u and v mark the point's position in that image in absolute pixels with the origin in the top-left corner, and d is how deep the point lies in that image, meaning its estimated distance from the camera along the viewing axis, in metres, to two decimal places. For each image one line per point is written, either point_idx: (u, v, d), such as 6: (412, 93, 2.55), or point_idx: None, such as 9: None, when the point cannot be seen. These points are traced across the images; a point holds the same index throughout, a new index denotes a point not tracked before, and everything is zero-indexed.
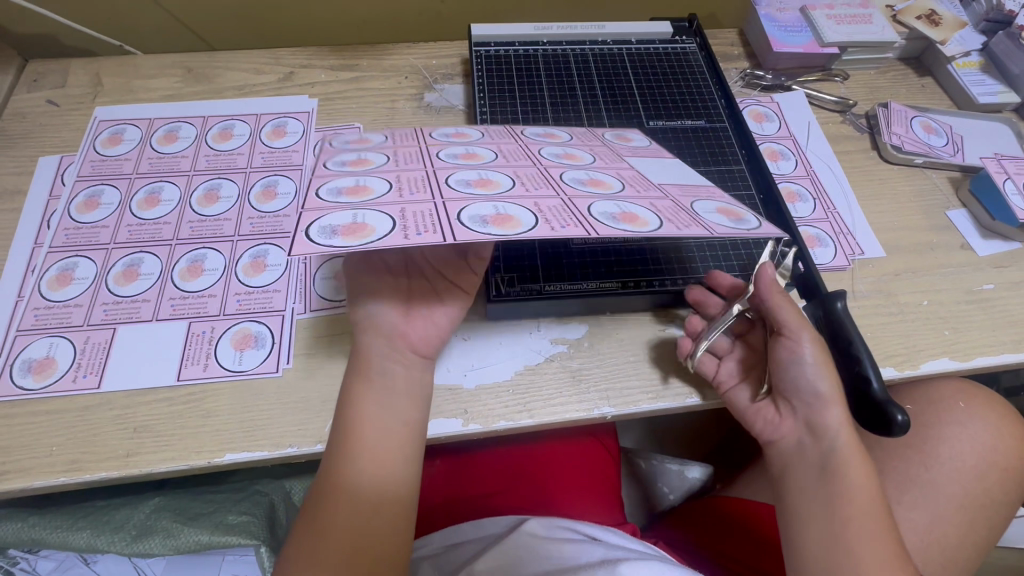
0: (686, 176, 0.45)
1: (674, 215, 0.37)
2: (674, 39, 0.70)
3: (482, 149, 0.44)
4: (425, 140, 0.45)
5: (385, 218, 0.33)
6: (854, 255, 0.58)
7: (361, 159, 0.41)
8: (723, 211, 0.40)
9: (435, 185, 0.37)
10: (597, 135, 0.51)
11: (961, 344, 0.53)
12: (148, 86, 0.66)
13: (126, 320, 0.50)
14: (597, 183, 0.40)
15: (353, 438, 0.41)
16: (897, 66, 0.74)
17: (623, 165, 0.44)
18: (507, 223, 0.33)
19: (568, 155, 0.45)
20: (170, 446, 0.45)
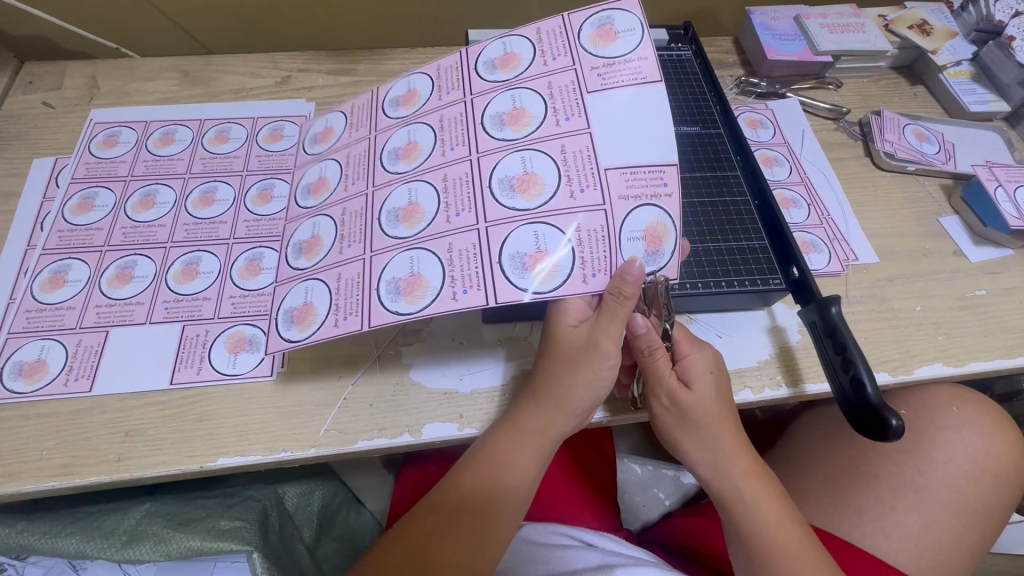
0: (644, 145, 0.43)
1: (595, 250, 0.41)
2: (670, 45, 0.70)
3: (422, 132, 0.47)
4: (377, 125, 0.49)
5: (325, 290, 0.43)
6: (848, 260, 0.58)
7: (320, 180, 0.49)
8: (649, 237, 0.42)
9: (370, 222, 0.44)
10: (566, 40, 0.46)
11: (954, 349, 0.53)
12: (144, 88, 0.66)
13: (118, 322, 0.50)
14: (531, 187, 0.42)
15: (505, 471, 0.42)
16: (890, 75, 0.75)
17: (577, 127, 0.43)
18: (412, 286, 0.41)
19: (517, 114, 0.45)
20: (162, 450, 0.44)
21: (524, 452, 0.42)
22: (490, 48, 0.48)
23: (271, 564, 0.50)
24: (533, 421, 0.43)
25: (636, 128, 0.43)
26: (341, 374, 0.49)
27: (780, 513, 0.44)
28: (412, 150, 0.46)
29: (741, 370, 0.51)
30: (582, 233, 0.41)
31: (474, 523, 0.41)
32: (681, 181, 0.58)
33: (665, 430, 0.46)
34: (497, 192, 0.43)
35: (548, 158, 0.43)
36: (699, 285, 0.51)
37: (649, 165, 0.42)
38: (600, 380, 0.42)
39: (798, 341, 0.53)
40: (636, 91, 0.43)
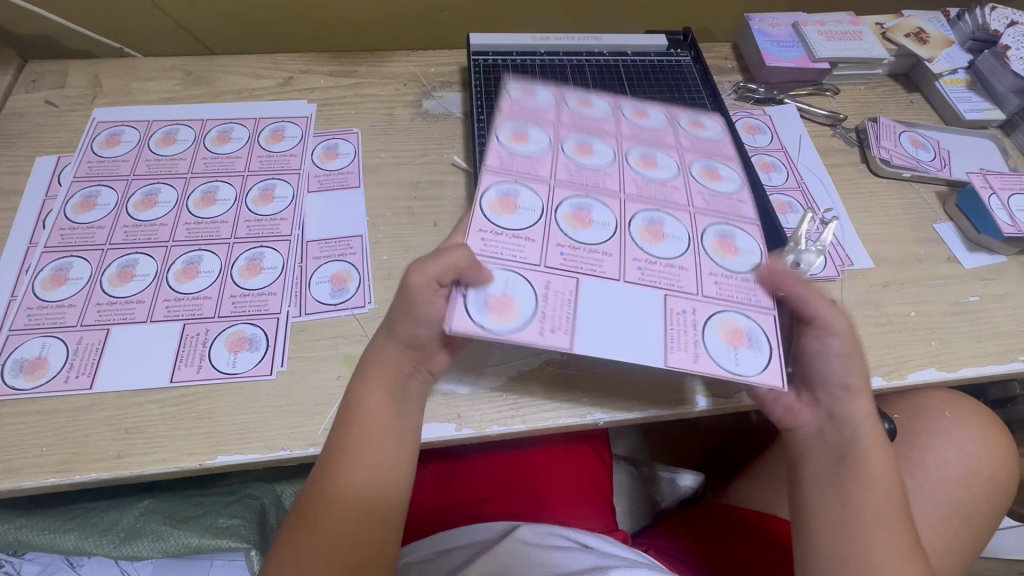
0: (613, 322, 0.39)
1: (508, 249, 0.40)
2: (670, 52, 0.71)
3: (669, 165, 0.48)
4: (731, 177, 0.48)
5: (541, 135, 0.47)
6: (843, 266, 0.59)
7: (659, 139, 0.50)
8: (498, 304, 0.38)
9: (581, 125, 0.49)
10: (739, 279, 0.42)
11: (947, 354, 0.54)
12: (148, 88, 0.66)
13: (119, 320, 0.50)
14: (575, 222, 0.43)
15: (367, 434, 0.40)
16: (886, 83, 0.76)
17: (609, 270, 0.41)
18: (519, 140, 0.46)
19: (653, 228, 0.44)
20: (161, 447, 0.45)
21: (368, 402, 0.41)
22: (743, 223, 0.45)
23: (268, 562, 0.51)
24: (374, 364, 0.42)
25: (603, 315, 0.39)
26: (340, 373, 0.49)
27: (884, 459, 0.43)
28: (649, 162, 0.48)
29: None
30: (518, 239, 0.41)
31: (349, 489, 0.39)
32: None
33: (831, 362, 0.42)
34: (575, 194, 0.44)
35: (576, 224, 0.42)
36: None
37: (571, 316, 0.39)
38: (416, 314, 0.40)
39: None
40: (658, 321, 0.39)
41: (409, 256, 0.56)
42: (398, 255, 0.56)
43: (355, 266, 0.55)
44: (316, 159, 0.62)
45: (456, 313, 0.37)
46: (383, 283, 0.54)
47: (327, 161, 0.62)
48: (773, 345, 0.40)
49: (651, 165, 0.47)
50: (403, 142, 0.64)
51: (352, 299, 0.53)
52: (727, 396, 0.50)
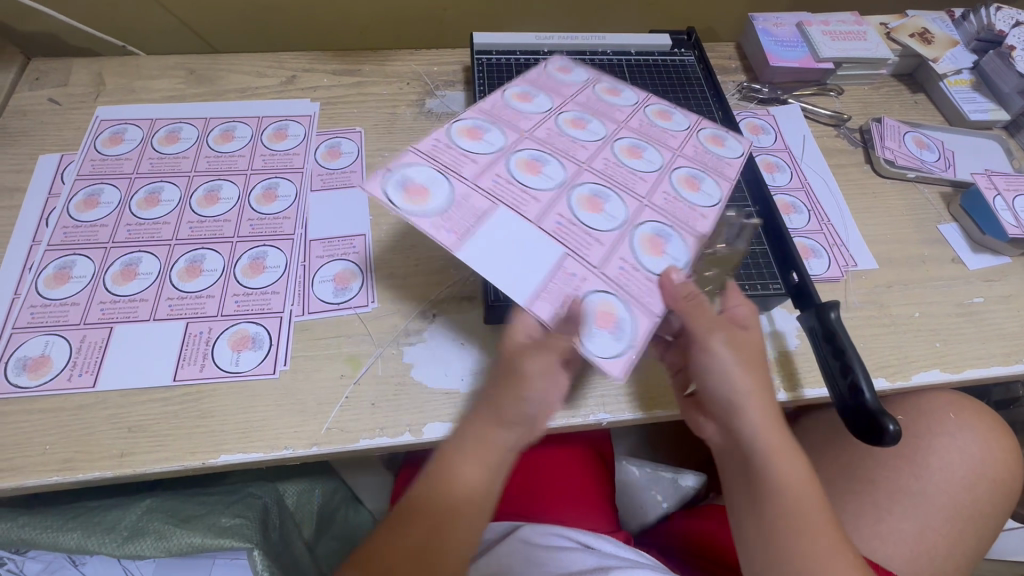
0: (507, 243, 0.41)
1: (453, 159, 0.44)
2: (673, 51, 0.71)
3: (650, 161, 0.49)
4: (697, 184, 0.48)
5: (549, 103, 0.51)
6: (847, 266, 0.59)
7: (658, 137, 0.51)
8: (415, 189, 0.41)
9: (592, 107, 0.52)
10: (646, 276, 0.41)
11: (951, 355, 0.54)
12: (151, 86, 0.66)
13: (123, 319, 0.50)
14: (525, 169, 0.45)
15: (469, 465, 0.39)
16: (891, 83, 0.76)
17: (532, 213, 0.43)
18: (522, 100, 0.51)
19: (593, 199, 0.45)
20: (164, 446, 0.44)
21: (466, 476, 0.39)
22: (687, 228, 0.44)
23: (271, 562, 0.51)
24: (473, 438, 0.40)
25: (496, 241, 0.41)
26: (342, 373, 0.49)
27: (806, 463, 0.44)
28: (635, 153, 0.49)
29: None
30: (467, 157, 0.44)
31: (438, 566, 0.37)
32: None
33: (711, 368, 0.43)
34: (549, 153, 0.47)
35: (523, 168, 0.45)
36: None
37: (470, 226, 0.40)
38: (534, 390, 0.39)
39: (796, 346, 0.53)
40: (547, 266, 0.40)
41: (412, 255, 0.56)
42: (401, 254, 0.56)
43: (358, 265, 0.55)
44: (319, 158, 0.62)
45: (373, 176, 0.41)
46: (386, 283, 0.54)
47: (330, 160, 0.62)
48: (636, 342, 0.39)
49: (634, 152, 0.49)
50: (406, 141, 0.64)
51: (355, 298, 0.53)
52: None
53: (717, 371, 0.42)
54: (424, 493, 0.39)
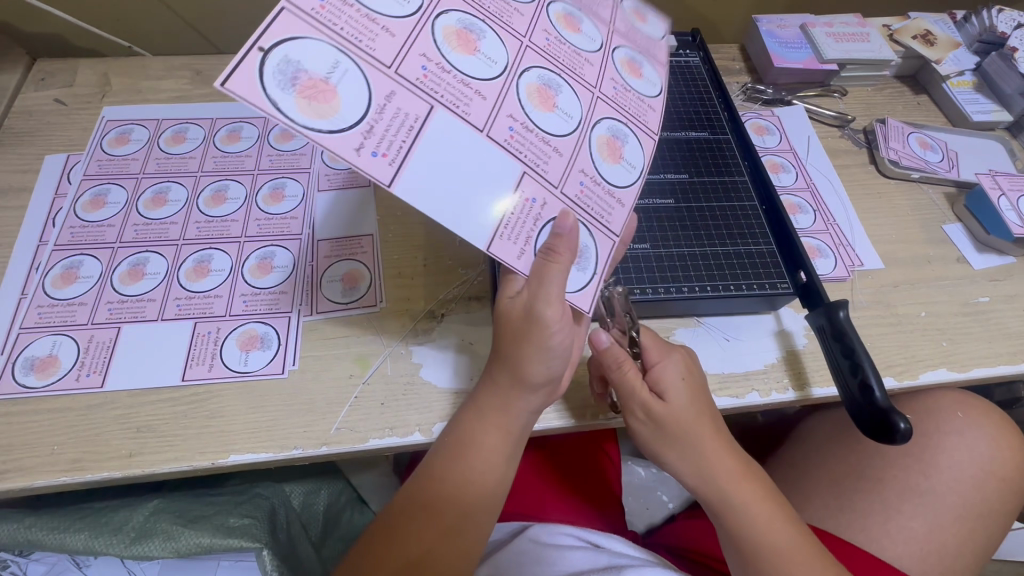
0: (460, 163, 0.34)
1: (356, 29, 0.32)
2: (679, 52, 0.71)
3: (586, 42, 0.43)
4: (642, 90, 0.45)
5: None
6: (854, 266, 0.59)
7: (591, 22, 0.45)
8: (312, 88, 0.29)
9: None
10: (607, 190, 0.40)
11: (959, 354, 0.54)
12: (157, 87, 0.66)
13: (131, 318, 0.50)
14: (456, 44, 0.36)
15: (481, 434, 0.42)
16: (894, 84, 0.76)
17: (479, 112, 0.35)
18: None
19: (544, 91, 0.39)
20: (174, 446, 0.44)
21: (488, 431, 0.42)
22: (645, 133, 0.43)
23: (280, 563, 0.51)
24: (491, 399, 0.42)
25: (441, 160, 0.33)
26: (352, 372, 0.49)
27: (771, 514, 0.44)
28: (569, 26, 0.43)
29: (749, 373, 0.51)
30: (374, 24, 0.33)
31: (475, 505, 0.42)
32: (689, 186, 0.58)
33: (646, 444, 0.47)
34: (472, 18, 0.37)
35: (455, 44, 0.36)
36: (706, 288, 0.52)
37: (406, 145, 0.32)
38: (550, 350, 0.40)
39: (804, 345, 0.53)
40: (503, 200, 0.35)
41: (420, 255, 0.56)
42: (409, 253, 0.56)
43: (366, 265, 0.55)
44: (326, 158, 0.62)
45: (235, 65, 0.28)
46: (394, 283, 0.54)
47: (336, 160, 0.61)
48: (603, 271, 0.40)
49: (563, 27, 0.42)
50: None
51: (363, 298, 0.53)
52: (739, 397, 0.50)
53: (650, 451, 0.47)
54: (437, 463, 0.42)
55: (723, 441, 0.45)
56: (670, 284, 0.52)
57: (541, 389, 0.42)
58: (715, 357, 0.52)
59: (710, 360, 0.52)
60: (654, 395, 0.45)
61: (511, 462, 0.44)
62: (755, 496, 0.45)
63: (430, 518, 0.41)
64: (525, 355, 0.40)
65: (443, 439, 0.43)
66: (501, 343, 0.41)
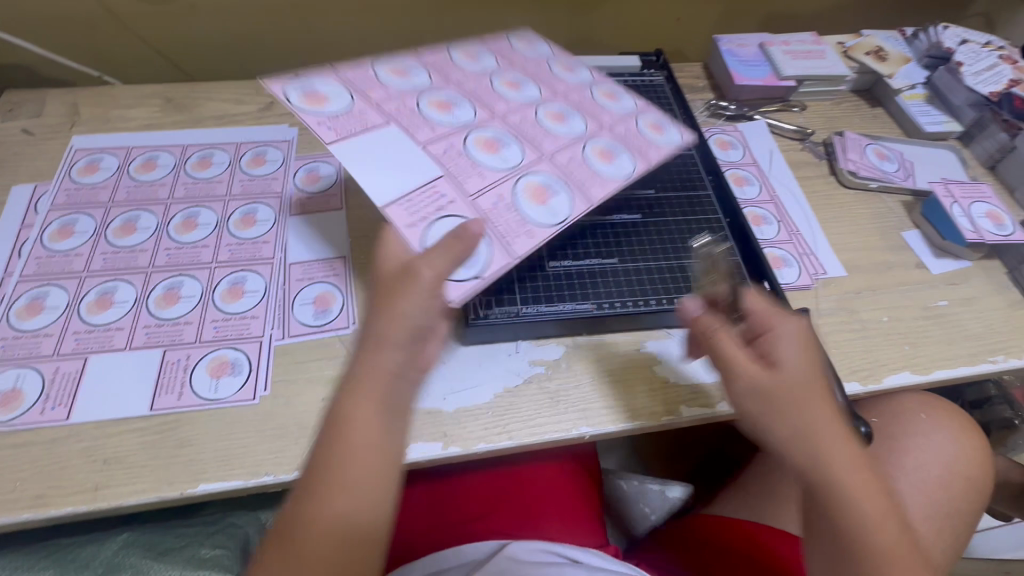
0: (398, 164, 0.47)
1: (362, 82, 0.51)
2: (643, 72, 0.73)
3: (574, 131, 0.55)
4: (600, 161, 0.52)
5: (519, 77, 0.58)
6: (818, 274, 0.61)
7: (587, 116, 0.56)
8: (312, 98, 0.47)
9: (541, 79, 0.59)
10: (520, 221, 0.47)
11: (920, 357, 0.55)
12: (127, 115, 0.66)
13: (98, 348, 0.49)
14: (435, 107, 0.52)
15: (349, 418, 0.35)
16: (851, 98, 0.79)
17: (427, 143, 0.49)
18: (469, 58, 0.58)
19: (491, 142, 0.51)
20: (141, 478, 0.44)
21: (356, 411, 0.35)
22: (579, 191, 0.49)
23: None
24: (355, 374, 0.36)
25: (377, 151, 0.47)
26: (325, 396, 0.49)
27: (883, 506, 0.39)
28: (559, 118, 0.55)
29: (719, 384, 0.52)
30: (388, 88, 0.51)
31: (353, 505, 0.35)
32: (656, 201, 0.60)
33: (745, 419, 0.42)
34: (474, 103, 0.54)
35: (442, 108, 0.52)
36: (674, 301, 0.53)
37: (356, 130, 0.47)
38: (413, 308, 0.37)
39: None
40: (413, 182, 0.46)
41: None
42: None
43: (338, 287, 0.55)
44: (298, 182, 0.62)
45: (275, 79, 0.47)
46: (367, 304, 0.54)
47: (309, 184, 0.62)
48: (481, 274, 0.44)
49: (558, 117, 0.55)
50: None
51: (336, 320, 0.53)
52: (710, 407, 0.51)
53: (750, 430, 0.42)
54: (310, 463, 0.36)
55: (837, 421, 0.40)
56: (640, 299, 0.53)
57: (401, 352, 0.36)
58: (686, 369, 0.53)
59: (680, 371, 0.53)
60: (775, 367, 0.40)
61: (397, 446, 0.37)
62: (870, 489, 0.39)
63: (315, 545, 0.33)
64: (390, 327, 0.36)
65: (313, 455, 0.36)
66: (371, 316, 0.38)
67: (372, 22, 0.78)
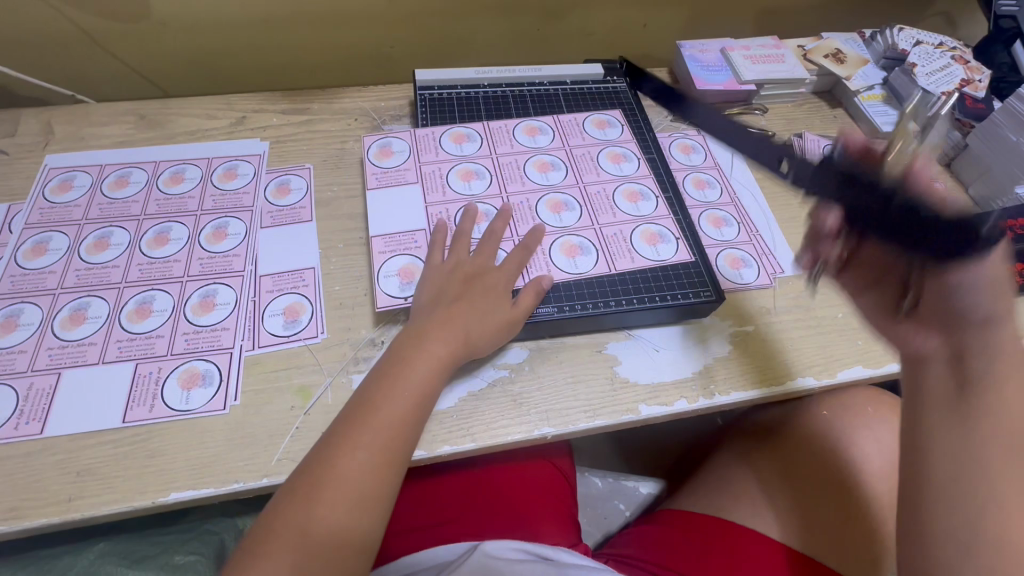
0: (400, 219, 0.60)
1: (425, 141, 0.66)
2: (607, 79, 0.75)
3: (568, 222, 0.60)
4: (557, 252, 0.57)
5: (559, 159, 0.65)
6: (776, 273, 0.62)
7: (589, 202, 0.62)
8: (382, 152, 0.65)
9: (572, 169, 0.64)
10: None
11: (873, 352, 0.57)
12: (100, 133, 0.68)
13: (72, 364, 0.50)
14: (460, 176, 0.63)
15: (389, 379, 0.46)
16: (812, 100, 0.81)
17: (433, 203, 0.61)
18: (529, 134, 0.67)
19: (480, 216, 0.60)
20: (113, 489, 0.45)
21: (410, 377, 0.46)
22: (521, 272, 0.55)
23: None
24: (410, 347, 0.48)
25: (390, 203, 0.61)
26: (293, 404, 0.50)
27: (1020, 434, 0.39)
28: (559, 209, 0.61)
29: (677, 382, 0.54)
30: (433, 142, 0.66)
31: (369, 456, 0.42)
32: (617, 205, 0.61)
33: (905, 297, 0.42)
34: (496, 178, 0.63)
35: (466, 177, 0.63)
36: (633, 302, 0.55)
37: (392, 182, 0.63)
38: (467, 302, 0.51)
39: (726, 351, 0.56)
40: (398, 226, 0.59)
41: (361, 284, 0.58)
42: (350, 284, 0.58)
43: (308, 297, 0.56)
44: (269, 196, 0.64)
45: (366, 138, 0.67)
46: (336, 313, 0.56)
47: (279, 197, 0.64)
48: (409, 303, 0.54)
49: (565, 212, 0.60)
50: (353, 175, 0.66)
51: (305, 330, 0.54)
52: (668, 404, 0.53)
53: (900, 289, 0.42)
54: (347, 417, 0.44)
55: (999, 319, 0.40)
56: (599, 301, 0.55)
57: (446, 332, 0.49)
58: (644, 369, 0.55)
59: (638, 371, 0.54)
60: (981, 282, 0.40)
61: (415, 420, 0.45)
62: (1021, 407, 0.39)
63: (336, 489, 0.41)
64: (435, 333, 0.49)
65: (341, 420, 0.44)
66: (438, 300, 0.51)
67: (342, 34, 0.80)
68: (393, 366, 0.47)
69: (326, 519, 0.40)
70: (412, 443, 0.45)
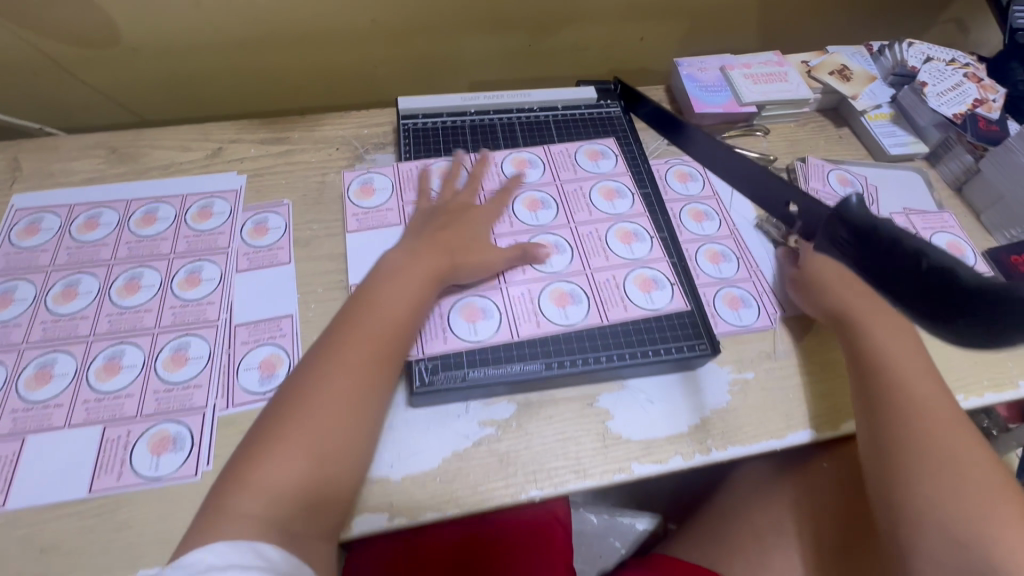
0: None
1: (408, 178, 0.64)
2: (600, 103, 0.72)
3: (557, 266, 0.57)
4: (544, 301, 0.55)
5: (548, 196, 0.62)
6: (777, 314, 0.59)
7: (579, 244, 0.59)
8: (365, 190, 0.64)
9: (562, 206, 0.62)
10: (443, 326, 0.53)
11: None
12: (70, 169, 0.65)
13: (35, 428, 0.48)
14: None
15: (354, 324, 0.48)
16: (816, 118, 0.77)
17: None
18: (517, 168, 0.64)
19: None
20: (77, 567, 0.43)
21: (374, 322, 0.48)
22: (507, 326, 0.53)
23: None
24: (374, 296, 0.49)
25: (372, 246, 0.60)
26: None
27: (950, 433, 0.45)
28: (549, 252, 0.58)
29: (672, 438, 0.51)
30: (416, 179, 0.64)
31: (330, 399, 0.44)
32: (609, 248, 0.59)
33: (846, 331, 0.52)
34: None
35: None
36: (625, 356, 0.53)
37: (375, 223, 0.62)
38: (438, 247, 0.53)
39: (724, 403, 0.54)
40: None
41: None
42: None
43: (284, 349, 0.54)
44: (246, 236, 0.61)
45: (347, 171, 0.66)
46: None
47: (256, 237, 0.61)
48: None
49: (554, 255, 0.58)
50: (334, 212, 0.63)
51: None
52: (663, 462, 0.50)
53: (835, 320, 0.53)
54: (312, 364, 0.46)
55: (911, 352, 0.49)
56: (588, 355, 0.53)
57: (411, 278, 0.51)
58: (637, 423, 0.52)
59: (632, 426, 0.52)
60: (865, 342, 0.50)
61: (378, 362, 0.47)
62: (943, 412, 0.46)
63: (289, 441, 0.42)
64: (400, 282, 0.50)
65: (305, 367, 0.46)
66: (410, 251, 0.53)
67: (323, 55, 0.76)
68: (354, 313, 0.48)
69: (248, 506, 0.39)
70: (375, 386, 0.46)
